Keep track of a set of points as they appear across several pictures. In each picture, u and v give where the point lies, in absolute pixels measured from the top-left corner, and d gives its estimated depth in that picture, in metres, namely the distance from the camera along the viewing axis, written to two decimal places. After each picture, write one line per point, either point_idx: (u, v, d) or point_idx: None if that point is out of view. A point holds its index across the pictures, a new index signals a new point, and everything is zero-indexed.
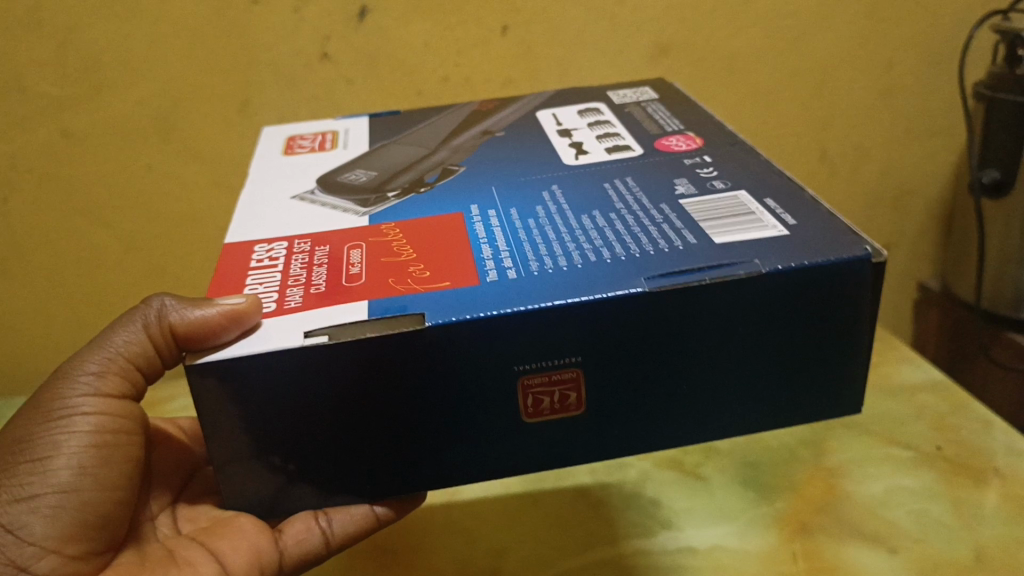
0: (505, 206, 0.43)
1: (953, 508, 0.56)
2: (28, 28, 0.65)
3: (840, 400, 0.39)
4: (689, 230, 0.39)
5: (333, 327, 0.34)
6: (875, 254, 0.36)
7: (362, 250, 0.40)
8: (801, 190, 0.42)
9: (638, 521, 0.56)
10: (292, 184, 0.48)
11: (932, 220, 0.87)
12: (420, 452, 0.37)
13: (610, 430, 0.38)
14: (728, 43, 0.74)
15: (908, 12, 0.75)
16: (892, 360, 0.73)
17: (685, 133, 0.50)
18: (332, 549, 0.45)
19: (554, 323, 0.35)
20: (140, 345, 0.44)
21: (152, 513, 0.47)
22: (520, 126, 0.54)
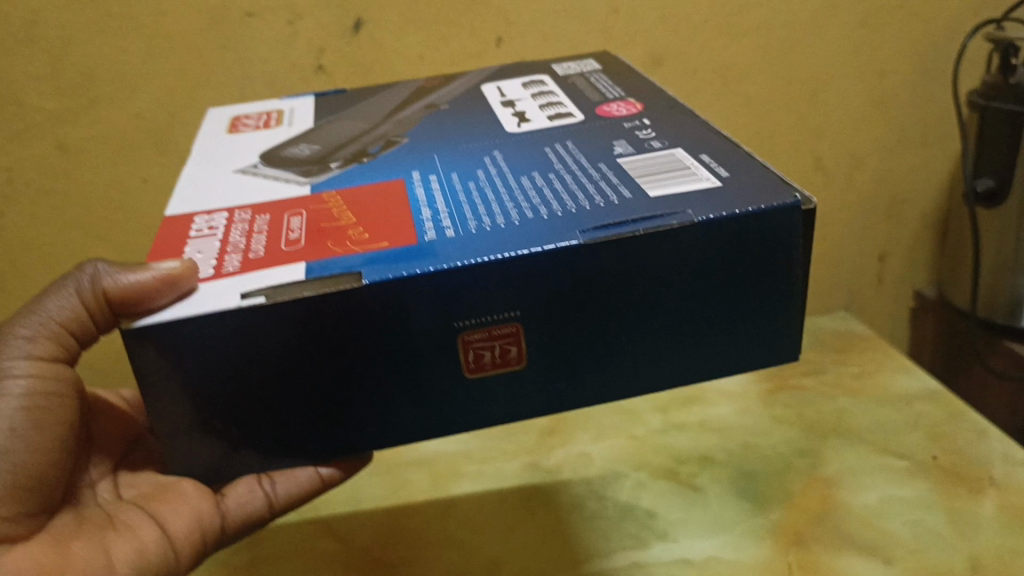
0: (447, 170, 0.43)
1: (947, 518, 0.56)
2: (22, 43, 0.65)
3: (776, 343, 0.41)
4: (625, 185, 0.39)
5: (270, 289, 0.34)
6: (805, 201, 0.37)
7: (301, 217, 0.40)
8: (734, 146, 0.42)
9: (632, 533, 0.56)
10: (236, 159, 0.48)
11: (927, 229, 0.87)
12: (364, 409, 0.38)
13: (552, 382, 0.39)
14: (722, 53, 0.74)
15: (901, 22, 0.75)
16: (887, 369, 0.73)
17: (626, 99, 0.51)
18: (273, 512, 0.47)
19: (492, 278, 0.35)
20: (72, 311, 0.44)
21: (93, 479, 0.49)
22: (465, 99, 0.55)
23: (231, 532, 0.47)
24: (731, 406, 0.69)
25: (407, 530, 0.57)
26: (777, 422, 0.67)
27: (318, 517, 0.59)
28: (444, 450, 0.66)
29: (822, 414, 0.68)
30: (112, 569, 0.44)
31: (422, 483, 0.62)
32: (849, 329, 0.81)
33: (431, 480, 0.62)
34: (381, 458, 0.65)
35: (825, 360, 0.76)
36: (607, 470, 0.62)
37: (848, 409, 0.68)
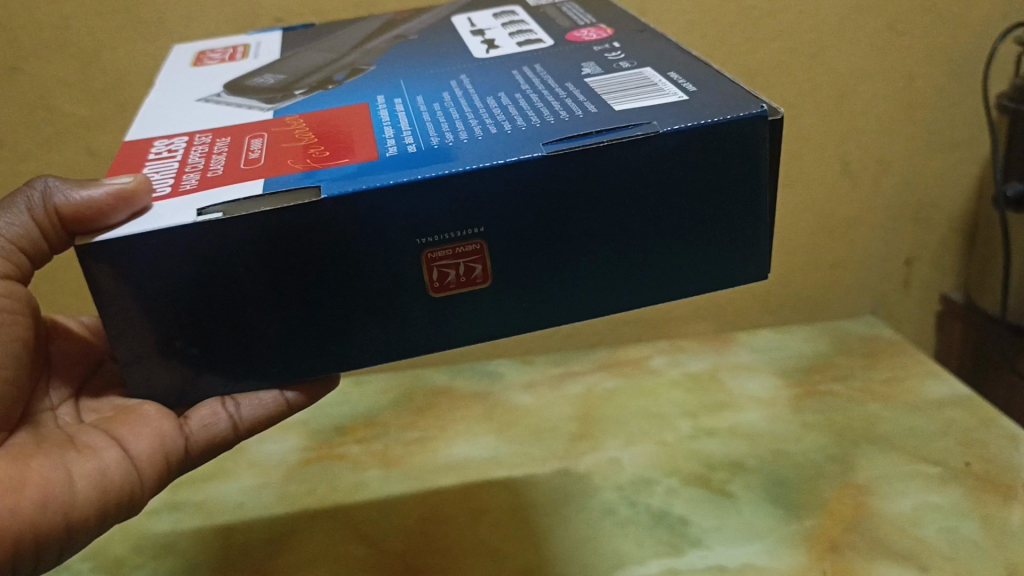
0: (412, 95, 0.41)
1: (982, 525, 0.55)
2: (53, 48, 0.65)
3: (748, 258, 0.38)
4: (591, 101, 0.38)
5: (228, 204, 0.32)
6: (771, 113, 0.35)
7: (263, 139, 0.38)
8: (704, 64, 0.41)
9: (665, 540, 0.55)
10: (199, 89, 0.45)
11: (955, 234, 0.87)
12: (325, 333, 0.36)
13: (517, 301, 0.37)
14: (749, 58, 0.74)
15: (931, 26, 0.75)
16: (917, 375, 0.73)
17: (597, 26, 0.48)
18: (240, 435, 0.44)
19: (454, 194, 0.33)
20: (23, 230, 0.40)
21: (54, 403, 0.45)
22: (435, 29, 0.52)
23: (196, 456, 0.43)
24: (760, 412, 0.69)
25: (437, 536, 0.57)
26: (808, 428, 0.67)
27: (345, 518, 0.59)
28: (473, 455, 0.65)
29: (852, 420, 0.67)
30: (71, 487, 0.40)
31: (452, 487, 0.62)
32: (877, 334, 0.81)
33: (460, 485, 0.62)
34: (411, 462, 0.65)
35: (854, 365, 0.76)
36: (638, 476, 0.62)
37: (878, 415, 0.68)
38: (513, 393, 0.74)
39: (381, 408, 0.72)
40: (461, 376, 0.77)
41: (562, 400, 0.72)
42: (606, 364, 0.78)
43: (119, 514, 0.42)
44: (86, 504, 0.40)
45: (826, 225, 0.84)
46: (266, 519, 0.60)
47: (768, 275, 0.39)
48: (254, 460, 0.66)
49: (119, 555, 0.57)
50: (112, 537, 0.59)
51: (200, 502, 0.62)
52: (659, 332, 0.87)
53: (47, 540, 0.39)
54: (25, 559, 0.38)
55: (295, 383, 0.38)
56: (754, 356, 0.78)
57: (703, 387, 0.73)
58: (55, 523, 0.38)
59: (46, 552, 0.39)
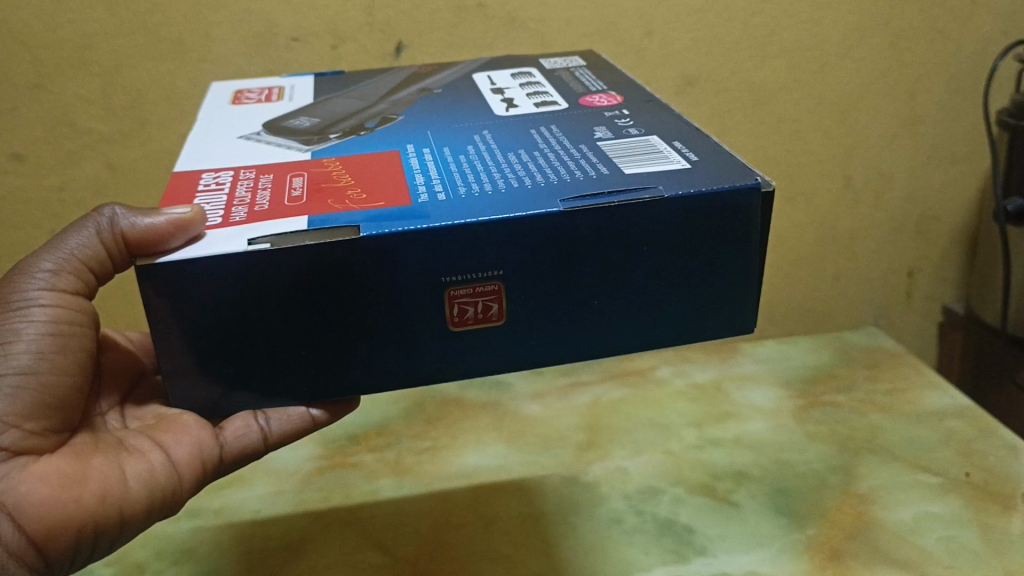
0: (438, 145, 0.43)
1: (980, 534, 0.57)
2: (75, 68, 0.67)
3: (741, 312, 0.40)
4: (603, 164, 0.39)
5: (276, 236, 0.34)
6: (765, 185, 0.37)
7: (304, 178, 0.40)
8: (707, 135, 0.42)
9: (672, 548, 0.57)
10: (239, 128, 0.47)
11: (956, 246, 0.88)
12: (349, 364, 0.37)
13: (526, 341, 0.39)
14: (753, 75, 0.75)
15: (932, 43, 0.77)
16: (919, 387, 0.74)
17: (609, 92, 0.50)
18: (271, 449, 0.45)
19: (477, 242, 0.35)
20: (92, 251, 0.42)
21: (103, 409, 0.47)
22: (458, 84, 0.54)
23: (232, 466, 0.46)
24: (764, 423, 0.71)
25: (449, 544, 0.58)
26: (812, 438, 0.68)
27: (360, 526, 0.61)
28: (484, 464, 0.67)
29: (855, 430, 0.69)
30: (124, 486, 0.42)
31: (463, 495, 0.64)
32: (880, 345, 0.82)
33: (472, 493, 0.64)
34: (423, 470, 0.67)
35: (857, 375, 0.77)
36: (645, 485, 0.63)
37: (880, 425, 0.69)
38: (523, 403, 0.75)
39: (393, 418, 0.74)
40: (471, 386, 0.79)
41: (570, 411, 0.74)
42: (614, 374, 0.79)
43: (164, 511, 0.45)
44: (137, 502, 0.43)
45: (830, 238, 0.86)
46: (283, 526, 0.61)
47: (755, 330, 0.41)
48: (270, 468, 0.68)
49: (140, 560, 0.58)
50: (132, 543, 0.60)
51: (218, 508, 0.63)
52: None
53: (102, 531, 0.42)
54: (82, 546, 0.42)
55: (318, 405, 0.39)
56: (759, 367, 0.79)
57: (708, 398, 0.75)
58: (109, 516, 0.42)
59: (100, 540, 0.42)
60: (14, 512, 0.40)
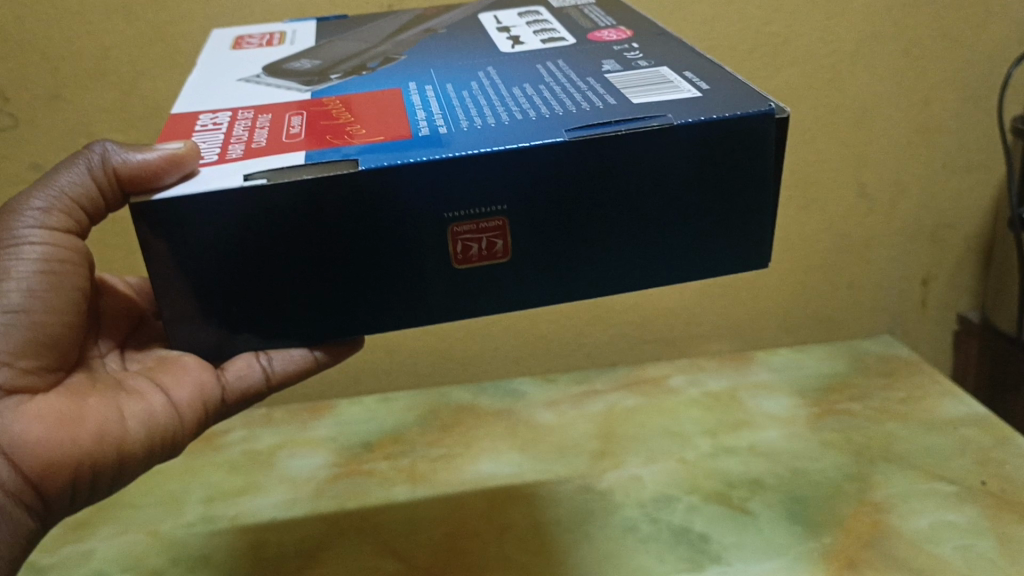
0: (442, 83, 0.44)
1: (998, 543, 0.56)
2: (93, 76, 0.68)
3: (754, 241, 0.41)
4: (611, 94, 0.40)
5: (272, 171, 0.35)
6: (779, 111, 0.38)
7: (301, 117, 0.41)
8: (718, 65, 0.43)
9: (687, 556, 0.57)
10: (239, 70, 0.48)
11: (971, 254, 0.88)
12: (358, 297, 0.38)
13: (536, 275, 0.39)
14: (768, 83, 0.75)
15: (946, 52, 0.77)
16: (934, 395, 0.74)
17: (618, 27, 0.51)
18: (272, 387, 0.46)
19: (480, 174, 0.36)
20: (84, 188, 0.43)
21: (102, 351, 0.49)
22: (463, 24, 0.54)
23: (232, 404, 0.47)
24: (779, 431, 0.70)
25: (463, 551, 0.59)
26: (826, 446, 0.68)
27: (375, 533, 0.61)
28: (498, 471, 0.67)
29: (870, 439, 0.68)
30: (125, 425, 0.44)
31: (477, 502, 0.64)
32: (895, 353, 0.82)
33: (486, 501, 0.64)
34: (437, 478, 0.67)
35: (872, 384, 0.77)
36: (659, 493, 0.63)
37: (895, 434, 0.69)
38: (536, 410, 0.76)
39: (407, 425, 0.74)
40: (484, 394, 0.79)
41: (584, 418, 0.74)
42: (627, 382, 0.79)
43: (163, 453, 0.47)
44: (137, 439, 0.45)
45: (844, 246, 0.86)
46: (298, 533, 0.61)
47: (769, 262, 0.41)
48: (284, 476, 0.68)
49: (156, 566, 0.59)
50: (149, 550, 0.60)
51: (233, 515, 0.64)
52: (679, 350, 0.88)
53: (103, 470, 0.44)
54: (85, 485, 0.44)
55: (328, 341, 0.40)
56: (773, 376, 0.79)
57: (722, 406, 0.75)
58: (111, 452, 0.44)
59: (103, 478, 0.44)
60: (15, 454, 0.41)
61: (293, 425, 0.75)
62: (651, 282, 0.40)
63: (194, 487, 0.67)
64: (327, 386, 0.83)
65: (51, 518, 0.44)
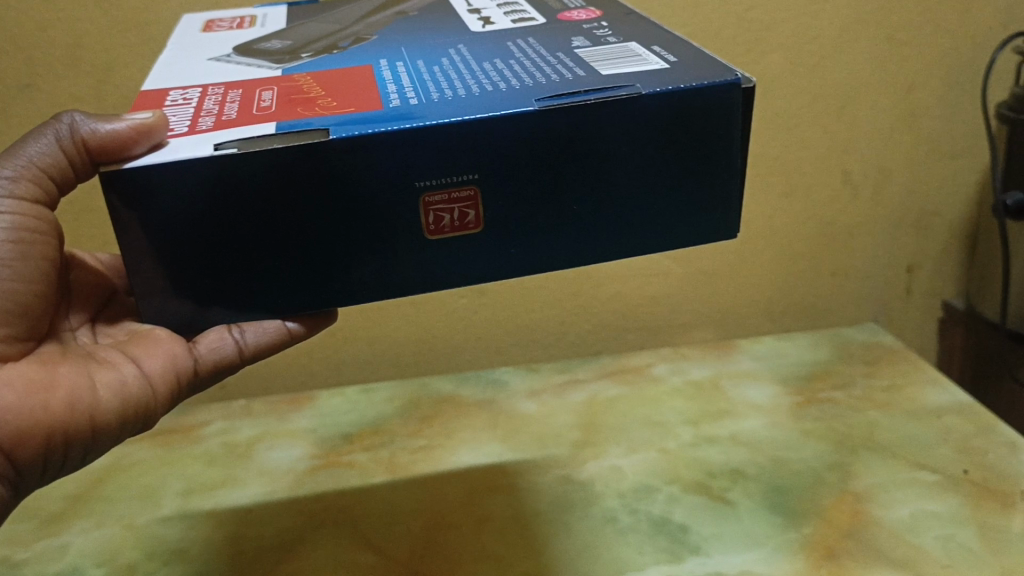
0: (412, 59, 0.43)
1: (979, 533, 0.56)
2: (65, 64, 0.67)
3: (722, 215, 0.40)
4: (580, 67, 0.40)
5: (242, 141, 0.35)
6: (746, 81, 0.38)
7: (272, 92, 0.40)
8: (685, 41, 0.43)
9: (666, 547, 0.56)
10: (210, 51, 0.47)
11: (956, 241, 0.87)
12: (329, 269, 0.38)
13: (506, 247, 0.39)
14: (750, 69, 0.75)
15: (931, 37, 0.76)
16: (917, 383, 0.74)
17: (587, 8, 0.50)
18: (247, 360, 0.45)
19: (451, 143, 0.35)
20: (52, 159, 0.42)
21: (72, 326, 0.48)
22: (435, 7, 0.53)
23: (207, 378, 0.46)
24: (762, 420, 0.70)
25: (441, 543, 0.58)
26: (807, 436, 0.68)
27: (353, 525, 0.60)
28: (478, 462, 0.67)
29: (852, 428, 0.68)
30: (95, 395, 0.44)
31: (456, 493, 0.63)
32: (878, 341, 0.82)
33: (466, 492, 0.63)
34: (416, 470, 0.66)
35: (855, 372, 0.76)
36: (640, 484, 0.63)
37: (877, 422, 0.69)
38: (518, 400, 0.75)
39: (387, 417, 0.73)
40: (466, 384, 0.78)
41: (565, 409, 0.73)
42: (609, 372, 0.79)
43: (137, 425, 0.46)
44: (108, 410, 0.44)
45: (828, 234, 0.85)
46: (275, 525, 0.61)
47: (737, 236, 0.41)
48: (263, 468, 0.67)
49: (131, 560, 0.58)
50: (124, 545, 0.60)
51: (210, 508, 0.63)
52: (663, 340, 0.88)
53: (73, 438, 0.43)
54: (54, 454, 0.43)
55: (298, 315, 0.40)
56: (756, 365, 0.79)
57: (705, 396, 0.74)
58: (80, 422, 0.43)
59: (74, 448, 0.44)
60: None
61: (273, 416, 0.75)
62: (620, 254, 0.40)
63: (172, 480, 0.66)
64: (307, 376, 0.82)
65: (20, 488, 0.43)
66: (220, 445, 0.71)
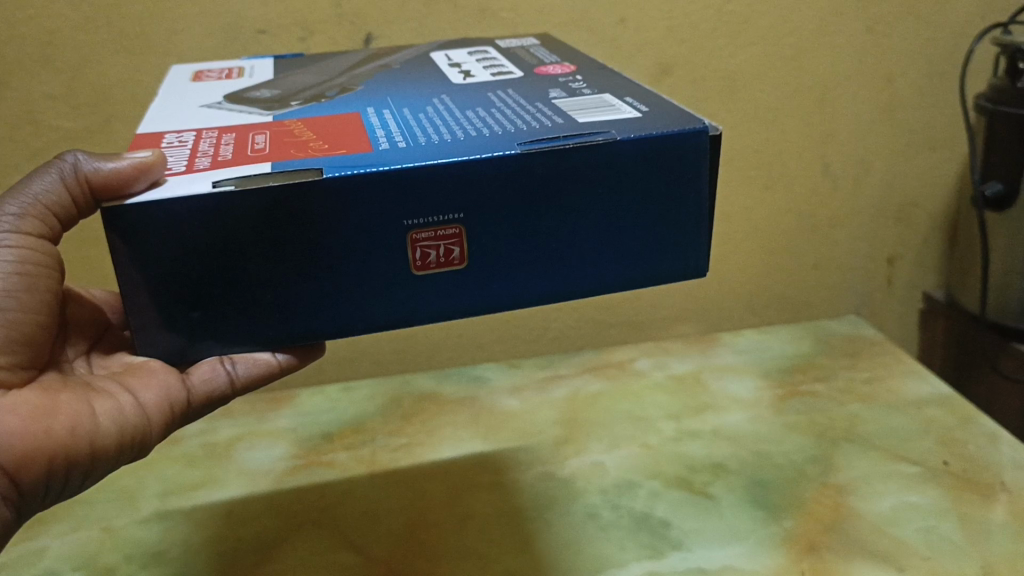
0: (397, 106, 0.44)
1: (960, 525, 0.56)
2: (37, 63, 0.66)
3: (693, 256, 0.41)
4: (559, 115, 0.40)
5: (240, 179, 0.35)
6: (713, 130, 0.39)
7: (265, 134, 0.40)
8: (657, 93, 0.43)
9: (648, 543, 0.56)
10: (201, 98, 0.48)
11: (936, 231, 0.88)
12: (315, 306, 0.38)
13: (487, 284, 0.39)
14: (729, 61, 0.75)
15: (910, 28, 0.77)
16: (898, 374, 0.74)
17: (563, 62, 0.51)
18: (237, 393, 0.46)
19: (437, 184, 0.36)
20: (57, 196, 0.42)
21: (69, 358, 0.47)
22: (417, 61, 0.55)
23: (200, 411, 0.46)
24: (744, 414, 0.70)
25: (422, 542, 0.58)
26: (789, 429, 0.67)
27: (333, 525, 0.60)
28: (460, 460, 0.66)
29: (833, 420, 0.68)
30: (95, 423, 0.43)
31: (439, 492, 0.63)
32: (860, 333, 0.82)
33: (447, 490, 0.63)
34: (397, 468, 0.66)
35: (836, 364, 0.76)
36: (621, 479, 0.63)
37: (859, 415, 0.69)
38: (499, 397, 0.75)
39: (368, 415, 0.73)
40: (448, 381, 0.78)
41: (547, 404, 0.73)
42: (591, 367, 0.79)
43: (133, 453, 0.45)
44: (107, 439, 0.43)
45: (808, 227, 0.85)
46: (254, 526, 0.60)
47: (707, 274, 0.42)
48: (243, 469, 0.67)
49: (109, 563, 0.58)
50: (101, 548, 0.59)
51: (189, 509, 0.62)
52: (645, 334, 0.88)
53: (74, 465, 0.42)
54: (55, 480, 0.42)
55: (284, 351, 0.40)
56: (738, 358, 0.79)
57: (687, 390, 0.74)
58: (80, 449, 0.42)
59: (72, 475, 0.42)
60: None
61: (254, 416, 0.74)
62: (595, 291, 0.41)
63: (150, 482, 0.66)
64: (288, 375, 0.82)
65: (18, 514, 0.42)
66: (200, 445, 0.70)
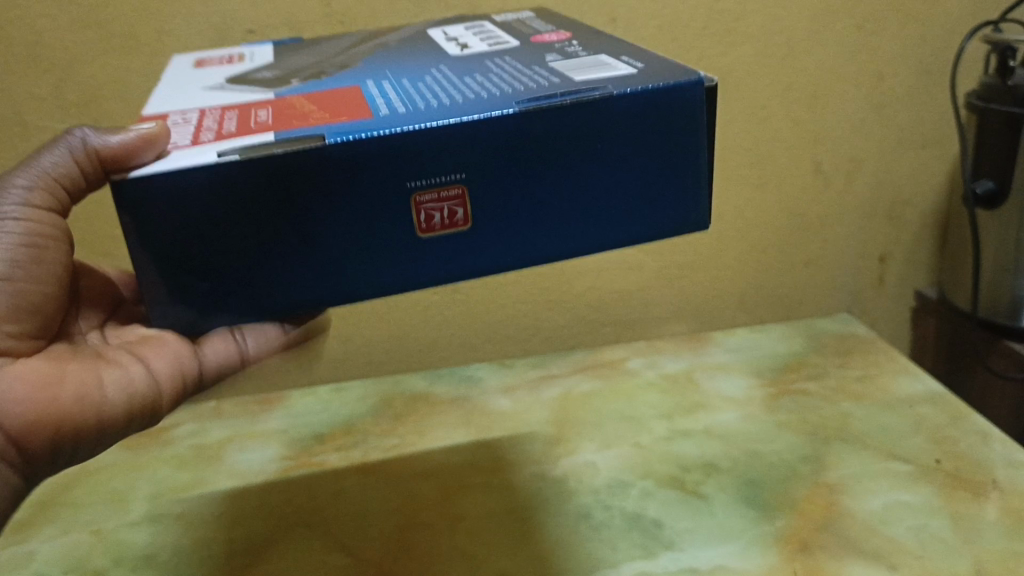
0: (394, 78, 0.43)
1: (952, 523, 0.56)
2: (25, 63, 0.66)
3: (698, 209, 0.40)
4: (554, 75, 0.40)
5: (244, 147, 0.35)
6: (709, 79, 0.38)
7: (266, 109, 0.40)
8: (651, 50, 0.43)
9: (640, 543, 0.56)
10: (202, 81, 0.47)
11: (927, 230, 0.88)
12: (322, 274, 0.37)
13: (493, 247, 0.39)
14: (720, 60, 0.75)
15: (900, 27, 0.77)
16: (890, 372, 0.74)
17: (558, 31, 0.51)
18: (250, 364, 0.45)
19: (437, 143, 0.36)
20: (65, 168, 0.43)
21: (84, 330, 0.48)
22: (414, 38, 0.54)
23: (214, 382, 0.47)
24: (735, 413, 0.70)
25: (413, 543, 0.58)
26: (781, 428, 0.67)
27: (324, 527, 0.60)
28: (452, 461, 0.66)
29: (825, 419, 0.68)
30: (103, 392, 0.45)
31: (431, 493, 0.63)
32: (851, 332, 0.82)
33: (439, 491, 0.63)
34: (388, 469, 0.66)
35: (828, 363, 0.76)
36: (613, 479, 0.63)
37: (851, 413, 0.69)
38: (491, 397, 0.75)
39: (360, 416, 0.73)
40: (440, 381, 0.78)
41: (539, 404, 0.73)
42: (583, 367, 0.78)
43: (145, 422, 0.47)
44: (115, 408, 0.45)
45: (800, 226, 0.85)
46: (245, 529, 0.60)
47: (711, 227, 0.41)
48: (234, 470, 0.66)
49: (98, 567, 0.57)
50: (91, 551, 0.59)
51: (180, 512, 0.62)
52: (637, 334, 0.87)
53: (83, 431, 0.44)
54: (63, 446, 0.44)
55: (292, 321, 0.39)
56: (729, 357, 0.79)
57: (679, 388, 0.74)
58: (89, 418, 0.44)
59: (81, 440, 0.44)
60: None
61: (245, 418, 0.74)
62: (602, 247, 0.40)
63: (140, 485, 0.65)
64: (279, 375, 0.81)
65: (30, 478, 0.44)
66: (190, 447, 0.70)
